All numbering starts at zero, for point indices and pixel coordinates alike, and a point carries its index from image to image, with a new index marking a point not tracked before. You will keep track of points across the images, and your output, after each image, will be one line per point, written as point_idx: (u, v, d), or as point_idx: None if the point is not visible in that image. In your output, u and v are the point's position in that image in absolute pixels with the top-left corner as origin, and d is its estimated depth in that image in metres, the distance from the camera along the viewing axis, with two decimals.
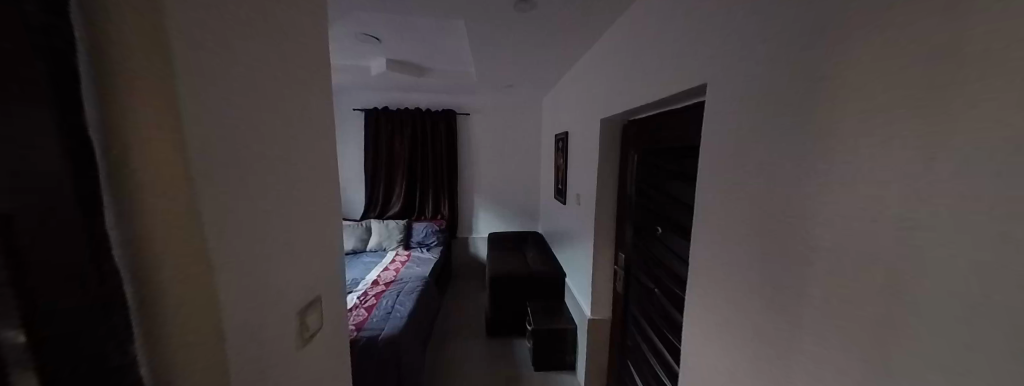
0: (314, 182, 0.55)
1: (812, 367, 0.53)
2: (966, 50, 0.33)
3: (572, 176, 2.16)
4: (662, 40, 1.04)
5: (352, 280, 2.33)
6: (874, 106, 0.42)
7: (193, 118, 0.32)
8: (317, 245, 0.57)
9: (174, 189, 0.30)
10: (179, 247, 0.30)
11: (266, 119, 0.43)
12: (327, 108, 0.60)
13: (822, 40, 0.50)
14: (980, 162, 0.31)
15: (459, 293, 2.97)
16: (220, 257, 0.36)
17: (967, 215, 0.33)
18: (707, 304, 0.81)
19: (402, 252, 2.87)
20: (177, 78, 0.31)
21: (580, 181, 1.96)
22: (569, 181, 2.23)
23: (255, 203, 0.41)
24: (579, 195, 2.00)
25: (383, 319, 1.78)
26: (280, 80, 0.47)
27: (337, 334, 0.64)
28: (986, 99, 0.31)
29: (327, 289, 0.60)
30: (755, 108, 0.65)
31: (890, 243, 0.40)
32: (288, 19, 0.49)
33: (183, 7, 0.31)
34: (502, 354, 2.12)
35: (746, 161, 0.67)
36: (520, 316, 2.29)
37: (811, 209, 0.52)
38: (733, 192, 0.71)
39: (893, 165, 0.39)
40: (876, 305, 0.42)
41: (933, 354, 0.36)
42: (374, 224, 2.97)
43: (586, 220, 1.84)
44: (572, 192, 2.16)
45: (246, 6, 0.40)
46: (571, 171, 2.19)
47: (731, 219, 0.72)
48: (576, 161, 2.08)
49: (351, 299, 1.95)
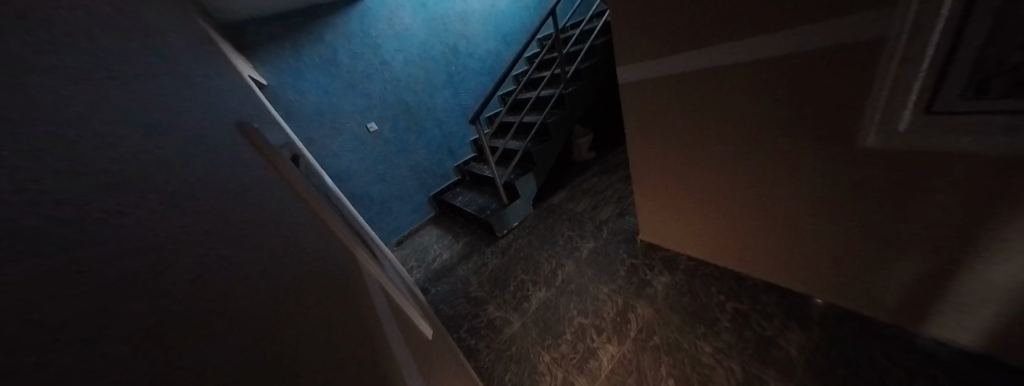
0: (917, 200, 0.83)
1: (674, 212, 1.53)
2: (695, 160, 1.28)
3: (122, 162, 0.29)
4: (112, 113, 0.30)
5: (449, 304, 1.89)
6: (688, 154, 1.29)
7: (927, 200, 0.82)
8: (960, 191, 0.76)
9: (933, 224, 0.84)
10: (901, 156, 0.81)
11: (934, 190, 0.80)
12: (962, 127, 0.69)
13: (700, 125, 1.18)
14: (703, 198, 1.36)
15: (413, 256, 2.64)
16: (904, 213, 0.87)
17: (704, 192, 1.34)
18: (820, 169, 0.97)
19: (409, 287, 1.41)
20: (900, 175, 0.83)
21: (240, 100, 0.67)
22: (177, 264, 0.29)
23: (885, 192, 0.88)
24: (300, 153, 0.97)
25: (497, 252, 2.26)
26: (865, 178, 0.89)
27: (866, 151, 0.85)
28: (698, 170, 1.30)
29: (956, 193, 0.77)
30: (926, 139, 0.75)
31: (734, 228, 1.33)
32: (881, 85, 0.75)
33: (918, 143, 0.76)
34: (476, 265, 2.20)
35: (941, 135, 0.72)
36: (464, 274, 2.15)
37: (692, 165, 1.31)
38: (936, 140, 0.73)
39: (699, 213, 1.42)
40: (716, 213, 1.35)
41: (666, 204, 1.54)
42: (390, 268, 1.14)
43: (311, 194, 0.70)
44: (279, 137, 0.82)
45: (971, 169, 0.72)
46: (53, 160, 0.24)
47: (892, 175, 0.84)
48: (91, 46, 0.32)
49: (476, 303, 1.82)
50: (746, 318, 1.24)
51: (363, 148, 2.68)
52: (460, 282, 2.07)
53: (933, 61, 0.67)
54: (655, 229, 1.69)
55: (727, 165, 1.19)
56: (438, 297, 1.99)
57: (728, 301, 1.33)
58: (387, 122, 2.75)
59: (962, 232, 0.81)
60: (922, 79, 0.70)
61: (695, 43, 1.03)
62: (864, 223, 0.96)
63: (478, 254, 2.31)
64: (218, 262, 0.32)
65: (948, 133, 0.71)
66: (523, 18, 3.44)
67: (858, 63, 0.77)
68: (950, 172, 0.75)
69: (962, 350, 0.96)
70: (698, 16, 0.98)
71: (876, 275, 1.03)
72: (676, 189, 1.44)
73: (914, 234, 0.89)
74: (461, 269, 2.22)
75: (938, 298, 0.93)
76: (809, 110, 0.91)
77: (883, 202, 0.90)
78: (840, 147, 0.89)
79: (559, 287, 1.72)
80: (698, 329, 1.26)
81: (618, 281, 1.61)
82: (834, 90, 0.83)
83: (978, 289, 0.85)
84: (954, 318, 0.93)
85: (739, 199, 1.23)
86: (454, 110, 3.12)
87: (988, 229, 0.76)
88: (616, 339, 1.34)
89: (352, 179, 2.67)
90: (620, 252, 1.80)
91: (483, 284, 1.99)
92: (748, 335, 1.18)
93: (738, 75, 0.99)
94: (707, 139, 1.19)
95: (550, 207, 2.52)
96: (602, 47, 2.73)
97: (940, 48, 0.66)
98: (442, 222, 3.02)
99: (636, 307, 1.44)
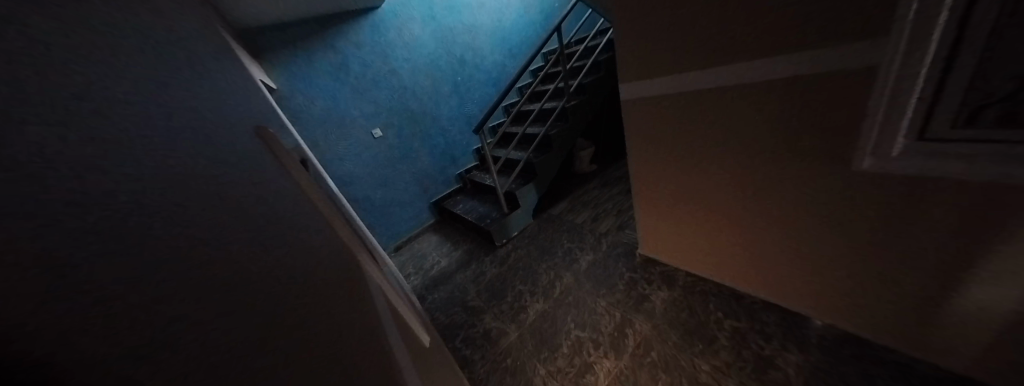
0: (913, 224, 0.85)
1: (673, 227, 1.54)
2: (694, 177, 1.31)
3: (162, 163, 0.31)
4: (153, 124, 0.33)
5: (446, 313, 1.88)
6: (686, 170, 1.32)
7: (919, 223, 0.84)
8: (953, 216, 0.78)
9: (926, 248, 0.86)
10: (893, 180, 0.83)
11: (928, 214, 0.81)
12: (948, 155, 0.72)
13: (698, 143, 1.21)
14: (701, 215, 1.38)
15: (410, 262, 2.63)
16: (898, 236, 0.89)
17: (701, 209, 1.36)
18: (817, 190, 0.99)
19: (408, 294, 1.41)
20: (893, 199, 0.85)
21: (253, 105, 0.70)
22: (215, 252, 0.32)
23: (879, 215, 0.90)
24: (308, 157, 0.99)
25: (495, 261, 2.26)
26: (860, 200, 0.91)
27: (861, 174, 0.87)
28: (697, 187, 1.32)
29: (951, 217, 0.78)
30: (917, 165, 0.77)
31: (731, 245, 1.34)
32: (873, 112, 0.78)
33: (909, 168, 0.78)
34: (474, 273, 2.20)
35: (930, 161, 0.75)
36: (460, 283, 2.14)
37: (690, 182, 1.33)
38: (927, 166, 0.76)
39: (696, 228, 1.44)
40: (713, 229, 1.37)
41: (665, 219, 1.55)
42: (390, 273, 1.15)
43: (320, 197, 0.72)
44: (288, 140, 0.84)
45: (962, 195, 0.74)
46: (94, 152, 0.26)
47: (884, 198, 0.86)
48: (124, 61, 0.35)
49: (474, 312, 1.81)
50: (743, 337, 1.23)
51: (367, 153, 2.71)
52: (457, 291, 2.06)
53: (925, 88, 0.70)
54: (653, 243, 1.70)
55: (725, 182, 1.21)
56: (435, 305, 1.97)
57: (726, 318, 1.32)
58: (392, 129, 2.79)
59: (958, 255, 0.81)
60: (913, 107, 0.73)
61: (695, 62, 1.06)
62: (861, 244, 0.98)
63: (476, 263, 2.31)
64: (243, 254, 0.35)
65: (937, 159, 0.74)
66: (529, 32, 3.53)
67: (851, 90, 0.80)
68: (940, 197, 0.77)
69: (958, 376, 0.95)
70: (699, 37, 1.01)
71: (875, 298, 1.03)
72: (674, 205, 1.46)
73: (910, 257, 0.90)
74: (459, 277, 2.21)
75: (933, 321, 0.94)
76: (806, 132, 0.93)
77: (878, 224, 0.91)
78: (837, 169, 0.91)
79: (557, 298, 1.71)
80: (696, 346, 1.25)
81: (616, 295, 1.61)
82: (828, 114, 0.86)
83: (972, 313, 0.86)
84: (947, 342, 0.94)
85: (736, 216, 1.25)
86: (458, 118, 3.17)
87: (982, 252, 0.77)
88: (613, 354, 1.32)
89: (355, 183, 2.69)
90: (619, 265, 1.80)
91: (480, 294, 1.97)
92: (746, 354, 1.17)
93: (737, 94, 1.02)
94: (705, 156, 1.22)
95: (550, 218, 2.53)
96: (606, 63, 2.79)
97: (932, 76, 0.68)
98: (441, 230, 3.03)
99: (634, 323, 1.43)
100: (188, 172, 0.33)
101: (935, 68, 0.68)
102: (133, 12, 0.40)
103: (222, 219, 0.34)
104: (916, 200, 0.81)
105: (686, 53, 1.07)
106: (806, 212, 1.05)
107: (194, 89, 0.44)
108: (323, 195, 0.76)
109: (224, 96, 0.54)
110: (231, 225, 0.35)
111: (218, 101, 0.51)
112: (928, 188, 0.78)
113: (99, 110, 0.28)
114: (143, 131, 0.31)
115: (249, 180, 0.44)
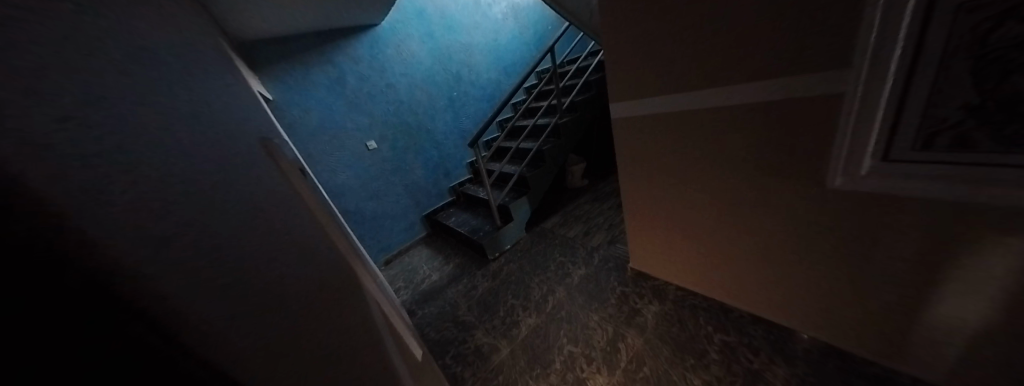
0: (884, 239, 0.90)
1: (661, 241, 1.57)
2: (680, 193, 1.35)
3: (185, 170, 0.33)
4: (174, 134, 0.34)
5: (437, 328, 1.84)
6: (673, 187, 1.36)
7: (889, 239, 0.89)
8: (918, 231, 0.83)
9: (897, 262, 0.91)
10: (863, 198, 0.89)
11: (896, 230, 0.87)
12: (910, 175, 0.78)
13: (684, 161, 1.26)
14: (688, 230, 1.42)
15: (401, 276, 2.57)
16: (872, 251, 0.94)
17: (688, 224, 1.40)
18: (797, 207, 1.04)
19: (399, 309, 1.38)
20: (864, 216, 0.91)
21: (253, 116, 0.71)
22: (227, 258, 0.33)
23: (853, 231, 0.95)
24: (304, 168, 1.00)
25: (487, 275, 2.24)
26: (835, 216, 0.96)
27: (835, 192, 0.93)
28: (684, 203, 1.37)
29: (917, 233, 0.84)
30: (884, 184, 0.83)
31: (717, 260, 1.38)
32: (842, 135, 0.85)
33: (877, 186, 0.84)
34: (466, 288, 2.17)
35: (894, 180, 0.81)
36: (451, 298, 2.11)
37: (677, 198, 1.38)
38: (892, 185, 0.82)
39: (684, 243, 1.48)
40: (700, 244, 1.41)
41: (654, 234, 1.59)
42: (381, 286, 1.14)
43: (318, 207, 0.72)
44: (286, 151, 0.85)
45: (924, 212, 0.80)
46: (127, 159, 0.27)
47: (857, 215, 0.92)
48: (147, 75, 0.37)
49: (466, 328, 1.78)
50: (733, 351, 1.25)
51: (360, 165, 2.70)
52: (448, 306, 2.02)
53: (886, 114, 0.77)
54: (643, 258, 1.73)
55: (709, 199, 1.26)
56: (426, 320, 1.93)
57: (716, 333, 1.34)
58: (387, 141, 2.81)
59: (926, 269, 0.86)
60: (877, 130, 0.79)
61: (679, 86, 1.13)
62: (838, 259, 1.02)
63: (467, 277, 2.28)
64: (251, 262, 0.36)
65: (901, 179, 0.80)
66: (524, 52, 3.67)
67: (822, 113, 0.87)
68: (906, 214, 0.83)
69: None
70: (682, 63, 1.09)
71: (855, 311, 1.06)
72: (663, 220, 1.50)
73: (883, 271, 0.95)
74: (450, 292, 2.17)
75: (909, 333, 0.98)
76: (782, 152, 0.99)
77: (853, 240, 0.96)
78: (813, 187, 0.97)
79: (549, 313, 1.71)
80: (688, 360, 1.25)
81: (609, 309, 1.61)
82: (802, 135, 0.93)
83: (942, 324, 0.90)
84: (922, 353, 0.98)
85: (721, 232, 1.30)
86: (452, 132, 3.21)
87: (946, 265, 0.83)
88: (606, 370, 1.31)
89: (347, 195, 2.66)
90: (611, 280, 1.81)
91: (471, 308, 1.95)
92: (736, 368, 1.18)
93: (719, 116, 1.08)
94: (690, 174, 1.27)
95: (542, 232, 2.55)
96: (596, 83, 2.91)
97: (891, 102, 0.75)
98: (433, 243, 3.00)
99: (626, 337, 1.43)
100: (206, 180, 0.35)
101: (893, 95, 0.75)
102: (150, 28, 0.42)
103: (233, 228, 0.35)
104: (884, 217, 0.87)
105: (671, 77, 1.14)
106: (787, 228, 1.10)
107: (206, 103, 0.46)
108: (320, 205, 0.77)
109: (231, 107, 0.56)
110: (242, 232, 0.36)
111: (228, 113, 0.52)
112: (894, 205, 0.84)
113: (130, 120, 0.30)
114: (164, 141, 0.32)
115: (258, 189, 0.45)
